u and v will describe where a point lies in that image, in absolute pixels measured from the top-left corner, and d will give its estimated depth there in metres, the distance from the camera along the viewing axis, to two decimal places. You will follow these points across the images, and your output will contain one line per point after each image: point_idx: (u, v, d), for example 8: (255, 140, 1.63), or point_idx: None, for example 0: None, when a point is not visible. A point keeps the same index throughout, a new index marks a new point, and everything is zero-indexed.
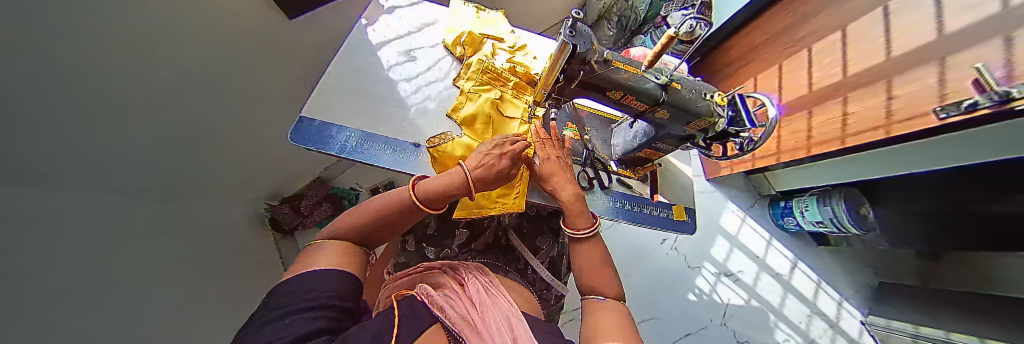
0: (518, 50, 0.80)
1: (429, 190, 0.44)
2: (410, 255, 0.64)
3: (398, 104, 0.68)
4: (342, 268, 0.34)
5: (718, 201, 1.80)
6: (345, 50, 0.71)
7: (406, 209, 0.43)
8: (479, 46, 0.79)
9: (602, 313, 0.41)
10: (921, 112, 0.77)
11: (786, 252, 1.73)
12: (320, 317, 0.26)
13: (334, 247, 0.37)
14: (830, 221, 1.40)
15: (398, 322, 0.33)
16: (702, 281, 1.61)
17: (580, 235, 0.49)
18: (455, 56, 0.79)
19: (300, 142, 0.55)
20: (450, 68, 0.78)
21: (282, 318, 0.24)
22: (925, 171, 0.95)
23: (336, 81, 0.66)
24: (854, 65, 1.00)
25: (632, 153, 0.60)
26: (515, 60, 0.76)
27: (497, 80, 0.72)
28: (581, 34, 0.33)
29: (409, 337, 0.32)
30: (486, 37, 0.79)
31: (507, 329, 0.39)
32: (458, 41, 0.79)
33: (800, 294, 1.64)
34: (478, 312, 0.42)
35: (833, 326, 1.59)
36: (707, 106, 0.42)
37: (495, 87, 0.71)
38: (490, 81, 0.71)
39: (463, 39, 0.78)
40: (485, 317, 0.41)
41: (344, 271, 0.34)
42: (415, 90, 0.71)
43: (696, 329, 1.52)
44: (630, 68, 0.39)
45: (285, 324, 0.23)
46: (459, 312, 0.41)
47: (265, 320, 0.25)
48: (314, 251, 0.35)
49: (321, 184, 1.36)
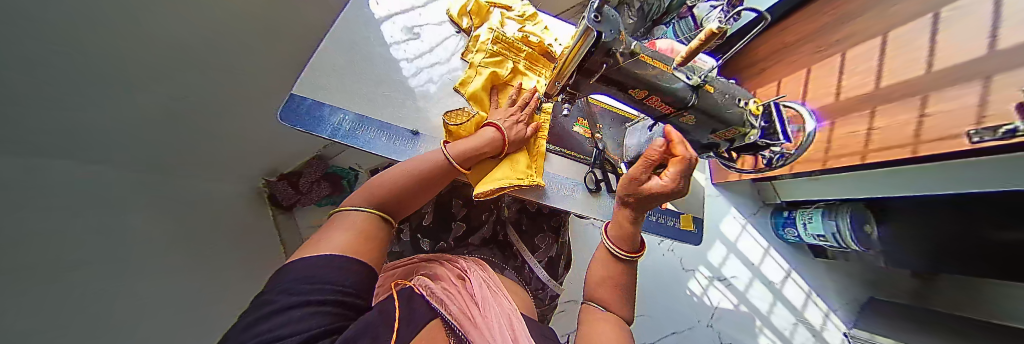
0: (528, 20, 0.73)
1: (462, 149, 0.45)
2: (403, 245, 0.61)
3: (401, 78, 0.64)
4: (361, 256, 0.30)
5: (721, 206, 1.78)
6: (342, 19, 0.65)
7: (444, 170, 0.43)
8: (486, 16, 0.73)
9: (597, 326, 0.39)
10: (952, 133, 0.71)
11: (782, 261, 1.73)
12: (328, 315, 0.22)
13: (361, 219, 0.33)
14: (832, 235, 1.37)
15: (397, 314, 0.31)
16: (695, 283, 1.62)
17: (632, 258, 0.42)
18: (462, 27, 0.74)
19: (292, 123, 0.51)
20: (457, 40, 0.73)
21: (289, 310, 0.20)
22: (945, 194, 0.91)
23: (331, 52, 0.61)
24: (888, 76, 0.93)
25: (645, 157, 0.56)
26: (527, 30, 0.69)
27: (510, 50, 0.66)
28: (607, 20, 0.28)
29: (409, 333, 0.29)
30: (493, 6, 0.73)
31: (510, 325, 0.37)
32: (464, 10, 0.73)
33: (790, 302, 1.66)
34: (479, 308, 0.39)
35: (816, 336, 1.61)
36: (740, 114, 0.37)
37: (508, 58, 0.65)
38: (502, 51, 0.65)
39: (469, 8, 0.72)
40: (487, 313, 0.38)
41: (361, 261, 0.29)
42: (419, 62, 0.67)
43: (682, 329, 1.55)
44: (659, 63, 0.35)
45: (298, 319, 0.20)
46: (458, 306, 0.38)
47: (270, 308, 0.20)
48: (348, 222, 0.32)
49: (320, 161, 1.32)
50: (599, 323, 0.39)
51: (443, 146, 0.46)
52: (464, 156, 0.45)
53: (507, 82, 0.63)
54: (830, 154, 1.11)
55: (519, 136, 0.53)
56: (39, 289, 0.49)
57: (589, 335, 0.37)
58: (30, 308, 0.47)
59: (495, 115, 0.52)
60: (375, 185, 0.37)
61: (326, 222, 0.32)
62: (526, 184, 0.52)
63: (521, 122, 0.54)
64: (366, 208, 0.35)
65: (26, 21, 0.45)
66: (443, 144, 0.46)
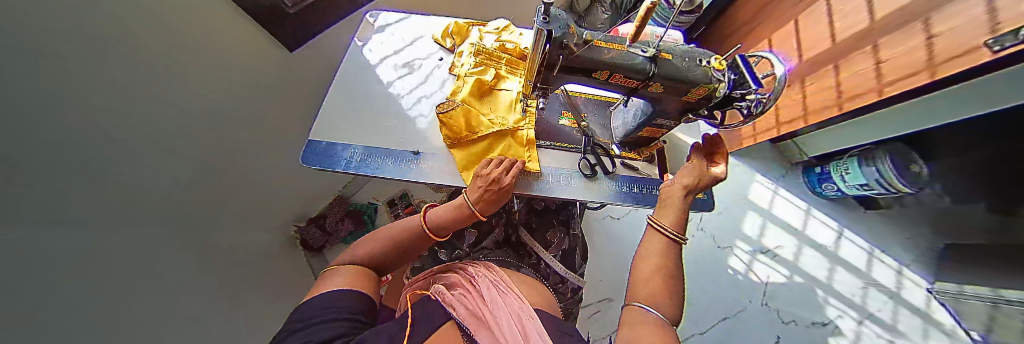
0: (504, 30, 0.80)
1: (435, 224, 0.48)
2: (424, 260, 0.65)
3: (399, 103, 0.72)
4: (358, 289, 0.37)
5: (743, 174, 1.71)
6: (344, 69, 0.75)
7: (416, 238, 0.48)
8: (467, 34, 0.81)
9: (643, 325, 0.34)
10: (968, 47, 0.67)
11: (829, 221, 1.60)
12: (336, 327, 0.29)
13: (345, 274, 0.40)
14: (877, 182, 1.27)
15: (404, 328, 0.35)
16: (736, 260, 1.52)
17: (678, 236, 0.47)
18: (446, 47, 0.83)
19: (312, 164, 0.59)
20: (443, 60, 0.81)
21: (303, 330, 0.28)
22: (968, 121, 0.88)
23: (336, 98, 0.70)
24: (881, 8, 0.90)
25: (632, 133, 0.57)
26: (504, 39, 0.75)
27: (491, 59, 0.73)
28: (555, 20, 0.34)
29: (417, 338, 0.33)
30: (472, 24, 0.81)
31: (518, 317, 0.38)
32: (446, 33, 0.82)
33: (851, 265, 1.49)
34: (488, 309, 0.41)
35: (894, 298, 1.41)
36: (704, 72, 0.40)
37: (490, 67, 0.72)
38: (484, 61, 0.72)
39: (451, 30, 0.81)
40: (496, 311, 0.40)
41: (361, 293, 0.37)
42: (412, 87, 0.75)
43: (733, 312, 1.42)
44: (613, 44, 0.38)
45: (310, 332, 0.27)
46: (469, 308, 0.40)
47: (291, 332, 0.28)
48: (336, 275, 0.40)
49: (341, 200, 1.39)
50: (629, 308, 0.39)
51: (423, 213, 0.50)
52: (437, 228, 0.48)
53: (493, 85, 0.69)
54: (844, 98, 1.07)
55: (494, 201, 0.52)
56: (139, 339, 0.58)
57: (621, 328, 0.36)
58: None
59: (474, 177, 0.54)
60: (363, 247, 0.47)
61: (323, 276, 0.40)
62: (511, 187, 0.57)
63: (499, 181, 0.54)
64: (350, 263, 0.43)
65: (121, 119, 0.58)
66: (422, 210, 0.50)
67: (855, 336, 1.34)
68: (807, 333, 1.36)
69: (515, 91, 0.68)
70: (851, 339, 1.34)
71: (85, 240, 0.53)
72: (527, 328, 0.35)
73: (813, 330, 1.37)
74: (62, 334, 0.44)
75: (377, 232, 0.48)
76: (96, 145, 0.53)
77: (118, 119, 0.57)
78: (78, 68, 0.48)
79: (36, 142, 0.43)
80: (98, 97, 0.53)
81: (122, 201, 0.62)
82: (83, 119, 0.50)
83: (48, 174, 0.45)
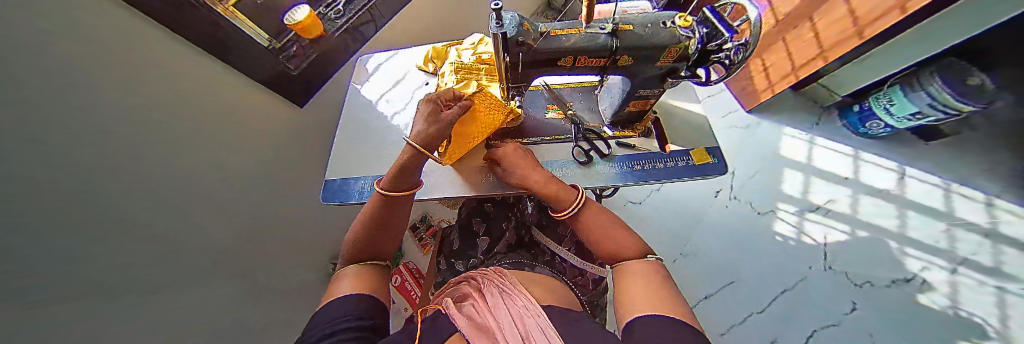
0: (479, 43, 0.83)
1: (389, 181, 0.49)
2: (444, 273, 0.67)
3: (396, 131, 0.77)
4: (366, 291, 0.39)
5: (770, 130, 1.58)
6: (345, 112, 0.82)
7: (379, 201, 0.49)
8: (446, 56, 0.86)
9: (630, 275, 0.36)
10: None
11: (884, 163, 1.41)
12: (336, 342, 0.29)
13: (349, 281, 0.40)
14: (931, 107, 1.13)
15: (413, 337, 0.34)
16: (783, 225, 1.38)
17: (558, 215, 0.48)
18: (431, 72, 0.87)
19: (330, 200, 0.65)
20: (430, 83, 0.86)
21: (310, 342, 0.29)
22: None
23: (343, 137, 0.77)
24: None
25: (620, 111, 0.57)
26: (480, 51, 0.79)
27: (472, 73, 0.76)
28: (507, 22, 0.35)
29: None
30: (449, 46, 0.86)
31: (519, 316, 0.37)
32: (428, 58, 0.87)
33: (925, 208, 1.30)
34: (493, 315, 0.39)
35: (989, 236, 1.22)
36: (670, 33, 0.39)
37: (472, 80, 0.74)
38: (466, 76, 0.76)
39: (431, 55, 0.86)
40: (498, 315, 0.39)
41: (366, 294, 0.38)
42: (405, 115, 0.79)
43: (794, 283, 1.27)
44: (570, 30, 0.38)
45: None
46: (475, 318, 0.40)
47: None
48: (341, 283, 0.40)
49: None
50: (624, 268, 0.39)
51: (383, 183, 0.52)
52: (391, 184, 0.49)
53: None
54: (863, 24, 0.98)
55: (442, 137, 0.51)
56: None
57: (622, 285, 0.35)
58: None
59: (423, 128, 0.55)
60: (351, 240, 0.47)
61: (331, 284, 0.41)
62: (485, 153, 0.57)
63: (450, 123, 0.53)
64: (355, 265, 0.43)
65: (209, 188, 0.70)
66: (376, 184, 0.51)
67: (949, 288, 1.16)
68: (887, 293, 1.20)
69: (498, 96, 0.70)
70: (946, 293, 1.16)
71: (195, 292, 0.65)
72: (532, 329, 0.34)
73: (894, 289, 1.19)
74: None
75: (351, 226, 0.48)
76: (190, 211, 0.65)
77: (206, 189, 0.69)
78: (165, 154, 0.60)
79: (122, 217, 0.52)
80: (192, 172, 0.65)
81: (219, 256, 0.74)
82: (145, 195, 0.58)
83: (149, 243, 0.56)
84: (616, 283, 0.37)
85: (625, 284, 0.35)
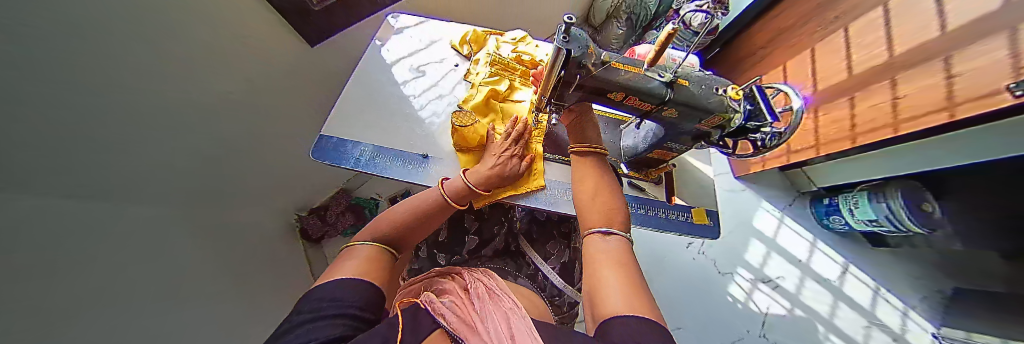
0: (521, 41, 0.81)
1: (457, 190, 0.54)
2: (422, 262, 0.66)
3: (410, 105, 0.73)
4: (366, 277, 0.37)
5: (749, 199, 1.69)
6: (360, 67, 0.76)
7: (440, 206, 0.53)
8: (484, 43, 0.83)
9: (602, 257, 0.34)
10: (990, 90, 0.66)
11: (834, 255, 1.56)
12: (334, 327, 0.28)
13: (357, 260, 0.39)
14: (886, 219, 1.25)
15: (401, 325, 0.34)
16: (737, 288, 1.48)
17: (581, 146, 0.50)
18: (463, 54, 0.84)
19: (321, 159, 0.60)
20: (459, 65, 0.82)
21: (305, 325, 0.27)
22: (985, 161, 0.89)
23: (351, 94, 0.71)
24: (901, 44, 0.89)
25: (643, 154, 0.58)
26: (520, 50, 0.77)
27: (506, 70, 0.75)
28: (574, 39, 0.33)
29: (412, 340, 0.32)
30: (489, 33, 0.83)
31: (507, 319, 0.39)
32: (464, 40, 0.83)
33: (854, 302, 1.45)
34: (477, 316, 0.40)
35: (897, 340, 1.37)
36: (721, 101, 0.39)
37: (505, 77, 0.74)
38: (500, 71, 0.74)
39: (468, 38, 0.83)
40: (486, 318, 0.40)
41: (366, 281, 0.37)
42: (424, 90, 0.76)
43: (730, 341, 1.38)
44: (631, 67, 0.38)
45: (309, 331, 0.26)
46: (458, 316, 0.40)
47: (293, 327, 0.27)
48: (355, 254, 0.40)
49: (344, 194, 1.41)
50: (604, 256, 0.34)
51: (442, 184, 0.55)
52: (459, 195, 0.54)
53: (506, 95, 0.71)
54: (857, 132, 1.06)
55: (510, 172, 0.59)
56: (129, 314, 0.58)
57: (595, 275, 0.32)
58: (122, 332, 0.55)
59: (494, 149, 0.60)
60: (384, 221, 0.48)
61: (337, 258, 0.40)
62: (523, 192, 0.63)
63: (515, 156, 0.61)
64: (370, 242, 0.44)
65: (123, 93, 0.59)
66: (441, 182, 0.56)
67: None
68: None
69: (528, 102, 0.71)
70: None
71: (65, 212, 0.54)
72: (515, 338, 0.34)
73: None
74: (52, 305, 0.44)
75: (381, 218, 0.48)
76: (93, 109, 0.54)
77: (120, 97, 0.59)
78: (89, 47, 0.50)
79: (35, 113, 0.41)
80: (94, 64, 0.51)
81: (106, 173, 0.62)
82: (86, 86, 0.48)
83: (34, 137, 0.46)
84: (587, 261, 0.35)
85: (597, 265, 0.33)
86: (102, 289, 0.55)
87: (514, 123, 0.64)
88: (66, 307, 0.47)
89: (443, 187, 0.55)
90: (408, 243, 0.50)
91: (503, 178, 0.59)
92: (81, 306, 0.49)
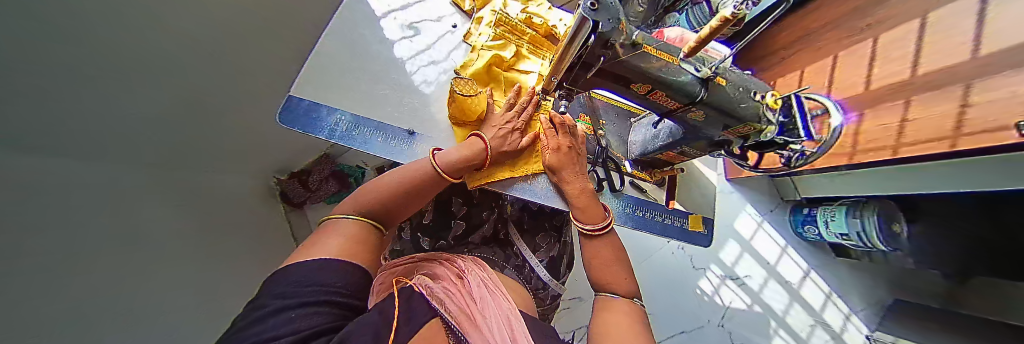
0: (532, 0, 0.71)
1: (450, 160, 0.48)
2: (404, 244, 0.63)
3: (400, 67, 0.64)
4: (351, 258, 0.33)
5: (735, 202, 1.72)
6: (338, 16, 0.64)
7: (431, 178, 0.47)
8: None
9: (612, 312, 0.38)
10: (999, 125, 0.63)
11: (801, 261, 1.65)
12: (316, 316, 0.24)
13: (339, 237, 0.34)
14: (857, 234, 1.30)
15: (397, 313, 0.31)
16: (706, 283, 1.57)
17: (592, 231, 0.46)
18: (464, 9, 0.74)
19: (289, 124, 0.51)
20: (459, 24, 0.72)
21: (283, 310, 0.23)
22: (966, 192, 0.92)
23: (327, 50, 0.61)
24: (927, 64, 0.84)
25: (652, 154, 0.54)
26: (530, 11, 0.68)
27: (513, 33, 0.66)
28: (606, 8, 0.26)
29: (408, 333, 0.28)
30: None
31: (508, 319, 0.38)
32: None
33: (807, 304, 1.58)
34: (477, 309, 0.39)
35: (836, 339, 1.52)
36: (756, 109, 0.35)
37: (511, 42, 0.65)
38: (505, 34, 0.65)
39: None
40: (485, 312, 0.39)
41: (351, 262, 0.33)
42: (417, 50, 0.66)
43: (692, 329, 1.49)
44: (664, 55, 0.32)
45: (289, 318, 0.22)
46: (458, 305, 0.38)
47: (266, 309, 0.23)
48: (339, 229, 0.36)
49: (327, 160, 1.33)
50: (617, 311, 0.38)
51: (434, 154, 0.49)
52: (453, 167, 0.47)
53: (510, 64, 0.64)
54: (857, 149, 1.04)
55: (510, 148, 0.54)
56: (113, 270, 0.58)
57: (605, 323, 0.36)
58: (81, 284, 0.52)
59: (492, 122, 0.54)
60: (367, 192, 0.42)
61: (317, 232, 0.35)
62: (520, 175, 0.57)
63: (516, 131, 0.55)
64: (355, 215, 0.39)
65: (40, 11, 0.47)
66: (433, 152, 0.49)
67: None
68: None
69: (535, 74, 0.64)
70: None
71: (14, 157, 0.50)
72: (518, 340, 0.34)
73: None
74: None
75: (366, 189, 0.43)
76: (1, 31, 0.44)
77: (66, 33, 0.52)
78: None
79: None
80: None
81: (58, 116, 0.57)
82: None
83: None
84: (597, 313, 0.40)
85: (606, 317, 0.38)
86: (69, 239, 0.53)
87: (518, 92, 0.57)
88: (30, 254, 0.44)
89: (434, 156, 0.48)
90: (395, 218, 0.46)
91: (503, 151, 0.54)
92: (42, 260, 0.47)
